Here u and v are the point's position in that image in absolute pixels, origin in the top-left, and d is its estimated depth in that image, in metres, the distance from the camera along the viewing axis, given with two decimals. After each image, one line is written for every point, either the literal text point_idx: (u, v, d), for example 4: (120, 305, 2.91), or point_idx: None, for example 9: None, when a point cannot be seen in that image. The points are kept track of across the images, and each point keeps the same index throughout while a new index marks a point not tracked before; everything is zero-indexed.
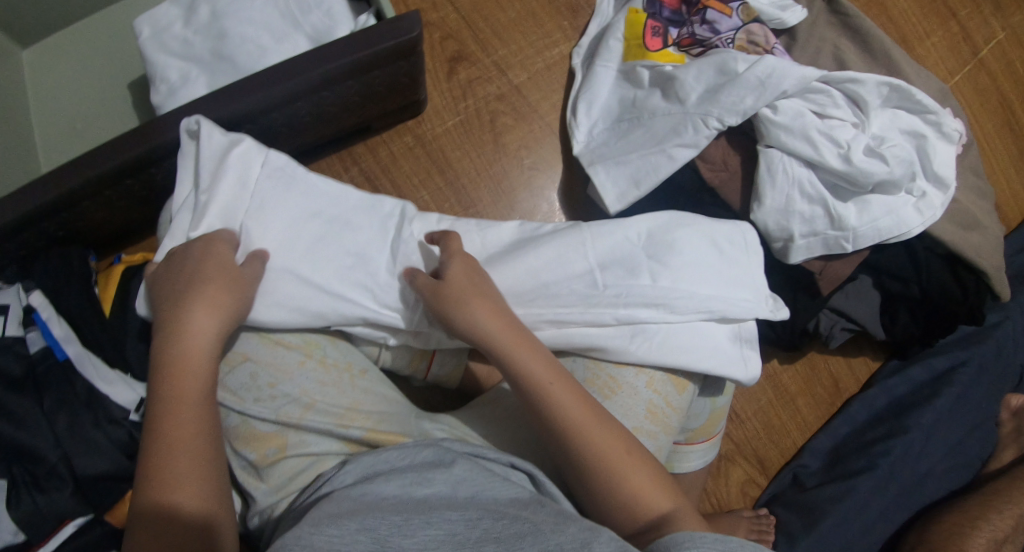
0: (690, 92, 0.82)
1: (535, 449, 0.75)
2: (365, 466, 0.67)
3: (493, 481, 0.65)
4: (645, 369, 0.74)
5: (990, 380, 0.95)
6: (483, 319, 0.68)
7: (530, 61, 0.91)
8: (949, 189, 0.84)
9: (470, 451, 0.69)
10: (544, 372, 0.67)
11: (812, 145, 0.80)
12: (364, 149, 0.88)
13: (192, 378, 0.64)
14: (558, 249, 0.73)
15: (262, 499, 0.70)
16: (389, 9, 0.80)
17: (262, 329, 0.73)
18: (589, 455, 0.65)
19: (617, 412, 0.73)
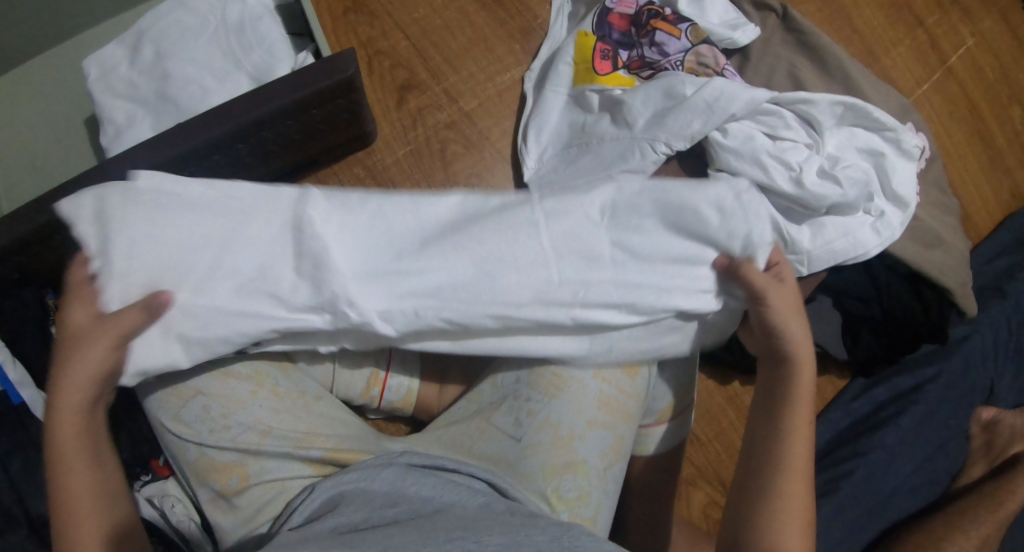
0: (638, 117, 0.81)
1: (493, 461, 0.76)
2: (334, 488, 0.70)
3: (448, 488, 0.70)
4: (599, 365, 0.77)
5: (957, 396, 0.94)
6: (800, 346, 0.72)
7: (481, 86, 0.90)
8: (908, 207, 0.84)
9: (428, 465, 0.72)
10: (800, 419, 0.71)
11: (763, 169, 0.79)
12: (315, 182, 0.88)
13: (70, 459, 0.64)
14: (505, 229, 0.68)
15: (232, 529, 0.72)
16: (327, 48, 0.81)
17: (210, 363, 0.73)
18: (767, 492, 0.69)
19: (568, 409, 0.76)
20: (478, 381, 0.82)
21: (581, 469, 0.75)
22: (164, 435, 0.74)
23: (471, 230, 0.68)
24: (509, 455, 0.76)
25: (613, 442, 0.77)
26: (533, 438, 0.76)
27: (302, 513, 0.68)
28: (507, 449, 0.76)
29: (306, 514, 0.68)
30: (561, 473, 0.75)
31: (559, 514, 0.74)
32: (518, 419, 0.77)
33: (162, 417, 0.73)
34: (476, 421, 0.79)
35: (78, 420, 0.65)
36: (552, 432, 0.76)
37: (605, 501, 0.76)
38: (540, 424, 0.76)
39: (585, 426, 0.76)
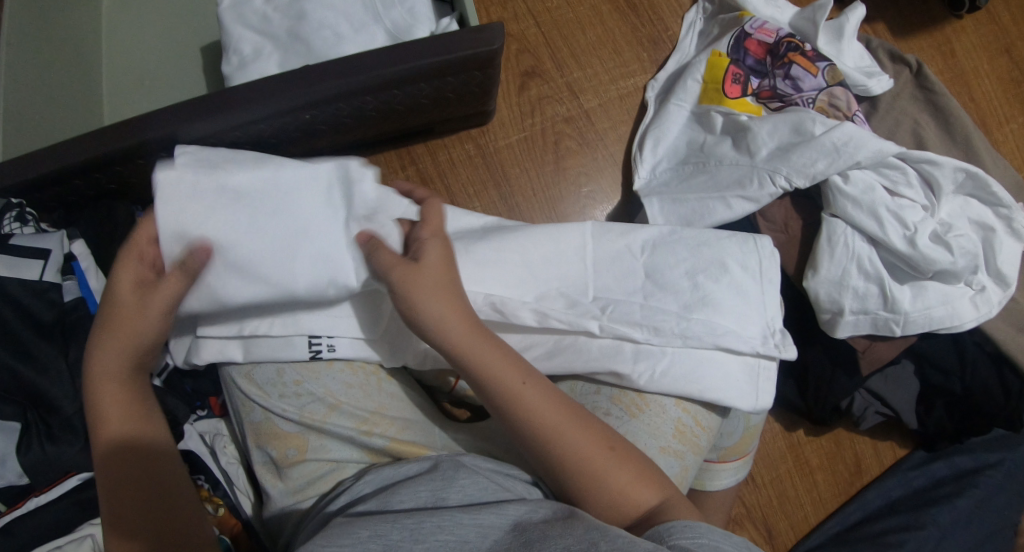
0: (762, 145, 0.80)
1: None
2: (401, 470, 0.67)
3: (505, 492, 0.65)
4: (684, 401, 0.71)
5: (1017, 488, 0.91)
6: (450, 321, 0.64)
7: (603, 87, 0.89)
8: (1010, 287, 0.81)
9: (492, 466, 0.68)
10: (487, 373, 0.64)
11: (878, 222, 0.78)
12: (424, 151, 0.87)
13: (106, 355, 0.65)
14: (555, 246, 0.73)
15: (278, 498, 0.71)
16: (475, 18, 0.81)
17: (281, 364, 0.72)
18: (565, 460, 0.64)
19: (645, 430, 0.70)
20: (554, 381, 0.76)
21: None
22: (231, 390, 0.73)
23: (523, 236, 0.73)
24: None
25: (679, 474, 0.71)
26: None
27: (355, 498, 0.66)
28: None
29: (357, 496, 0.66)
30: None
31: None
32: None
33: (234, 374, 0.72)
34: None
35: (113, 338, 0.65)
36: None
37: None
38: None
39: (658, 450, 0.70)
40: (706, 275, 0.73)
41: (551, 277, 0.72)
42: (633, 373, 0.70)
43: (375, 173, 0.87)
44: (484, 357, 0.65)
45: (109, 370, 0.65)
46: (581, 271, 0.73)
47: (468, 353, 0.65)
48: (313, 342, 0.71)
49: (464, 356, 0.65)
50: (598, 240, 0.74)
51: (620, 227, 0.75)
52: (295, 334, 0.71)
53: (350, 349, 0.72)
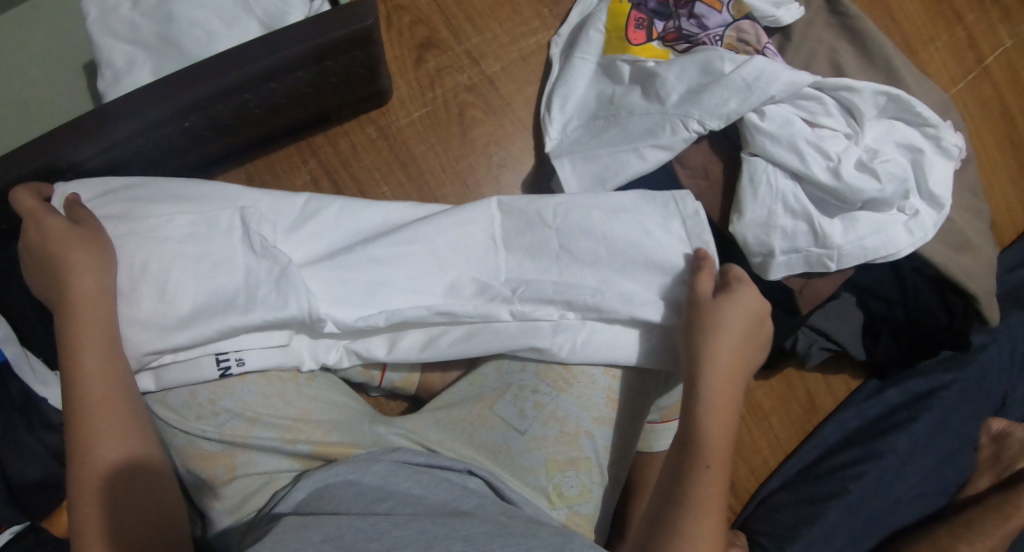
0: (671, 91, 0.76)
1: (493, 452, 0.68)
2: (319, 483, 0.63)
3: (444, 484, 0.63)
4: (612, 369, 0.70)
5: (972, 405, 0.91)
6: (716, 387, 0.63)
7: (504, 50, 0.85)
8: (943, 208, 0.79)
9: (424, 459, 0.66)
10: (709, 430, 0.63)
11: (800, 156, 0.75)
12: (323, 140, 0.83)
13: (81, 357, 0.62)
14: (458, 224, 0.70)
15: (216, 519, 0.67)
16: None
17: (193, 387, 0.68)
18: (694, 520, 0.60)
19: (575, 403, 0.69)
20: (480, 362, 0.74)
21: (586, 465, 0.68)
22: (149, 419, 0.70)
23: (426, 223, 0.70)
24: (511, 448, 0.68)
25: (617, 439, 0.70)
26: (539, 431, 0.68)
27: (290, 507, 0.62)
28: (509, 442, 0.69)
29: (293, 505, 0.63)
30: (564, 469, 0.68)
31: (558, 511, 0.67)
32: (523, 410, 0.69)
33: (148, 400, 0.69)
34: (477, 405, 0.71)
35: (93, 340, 0.63)
36: (558, 426, 0.69)
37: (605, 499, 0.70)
38: (546, 417, 0.69)
39: (592, 422, 0.69)
40: (619, 234, 0.70)
41: (457, 258, 0.70)
42: (552, 345, 0.69)
43: (275, 169, 0.83)
44: (710, 411, 0.63)
45: (88, 384, 0.62)
46: (489, 247, 0.71)
47: (705, 405, 0.63)
48: (220, 359, 0.68)
49: (699, 406, 0.63)
50: (502, 214, 0.72)
51: (528, 198, 0.72)
52: (202, 355, 0.67)
53: (260, 359, 0.69)
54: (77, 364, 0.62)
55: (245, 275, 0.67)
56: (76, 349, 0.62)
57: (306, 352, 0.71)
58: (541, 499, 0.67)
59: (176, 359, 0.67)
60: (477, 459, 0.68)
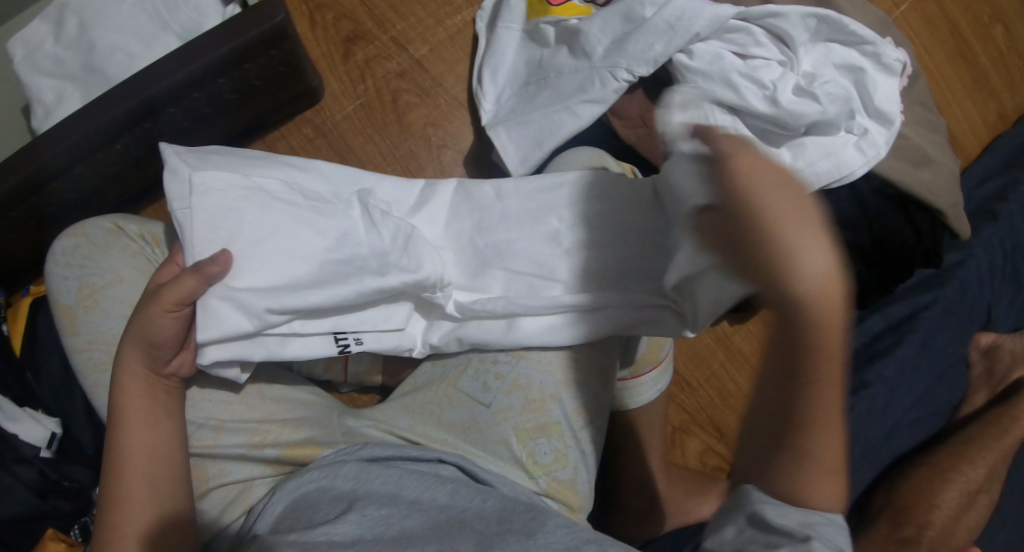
0: (596, 44, 0.75)
1: (462, 430, 0.67)
2: (291, 495, 0.61)
3: (415, 476, 0.61)
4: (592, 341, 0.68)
5: (956, 323, 0.89)
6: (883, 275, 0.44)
7: (431, 32, 0.85)
8: (893, 124, 0.78)
9: (395, 455, 0.64)
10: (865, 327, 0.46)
11: (735, 90, 0.74)
12: (263, 147, 0.83)
13: (131, 432, 0.60)
14: (593, 200, 0.68)
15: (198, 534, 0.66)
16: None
17: None
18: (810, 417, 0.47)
19: (536, 367, 0.67)
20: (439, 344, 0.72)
21: (556, 430, 0.66)
22: None
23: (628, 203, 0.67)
24: (479, 423, 0.67)
25: (588, 400, 0.68)
26: (504, 401, 0.67)
27: (265, 524, 0.59)
28: (478, 417, 0.67)
29: (272, 521, 0.59)
30: (535, 436, 0.66)
31: (536, 479, 0.66)
32: (486, 383, 0.68)
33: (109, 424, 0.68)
34: (442, 384, 0.69)
35: (140, 415, 0.61)
36: (523, 394, 0.67)
37: (585, 462, 0.68)
38: (510, 387, 0.67)
39: (556, 385, 0.67)
40: None
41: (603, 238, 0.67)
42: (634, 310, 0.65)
43: None
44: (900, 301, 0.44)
45: (133, 465, 0.60)
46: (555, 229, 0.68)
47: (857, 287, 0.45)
48: (339, 338, 0.64)
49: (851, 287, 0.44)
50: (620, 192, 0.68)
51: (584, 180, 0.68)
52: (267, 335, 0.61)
53: (377, 343, 0.65)
54: (124, 445, 0.60)
55: (318, 263, 0.62)
56: (122, 422, 0.61)
57: (370, 336, 0.65)
58: (515, 470, 0.66)
59: (302, 330, 0.63)
60: (448, 440, 0.67)
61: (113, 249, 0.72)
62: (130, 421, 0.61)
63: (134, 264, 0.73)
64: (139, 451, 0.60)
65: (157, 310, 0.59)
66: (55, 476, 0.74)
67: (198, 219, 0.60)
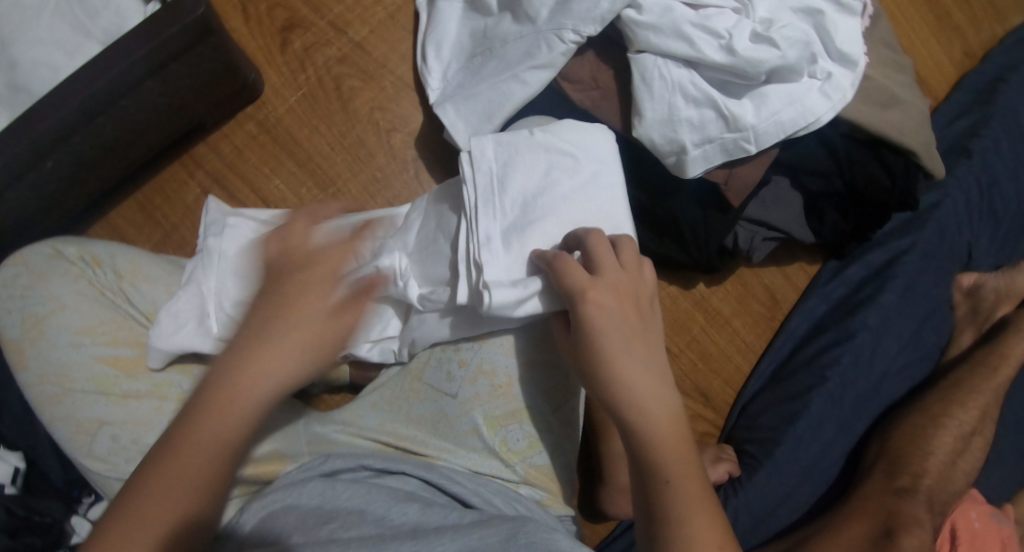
0: (540, 7, 0.71)
1: (432, 424, 0.66)
2: (261, 511, 0.58)
3: (382, 491, 0.59)
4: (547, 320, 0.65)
5: (937, 265, 0.87)
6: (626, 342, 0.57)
7: (369, 12, 0.81)
8: (857, 66, 0.75)
9: (354, 465, 0.62)
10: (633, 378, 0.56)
11: (688, 42, 0.71)
12: (206, 148, 0.80)
13: (277, 331, 0.58)
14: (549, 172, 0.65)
15: None
16: None
17: (106, 387, 0.68)
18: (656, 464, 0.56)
19: (500, 352, 0.66)
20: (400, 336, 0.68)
21: (527, 415, 0.66)
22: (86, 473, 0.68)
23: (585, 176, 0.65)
24: (448, 415, 0.65)
25: (558, 381, 0.66)
26: (469, 391, 0.65)
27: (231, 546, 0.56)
28: (445, 409, 0.66)
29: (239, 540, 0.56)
30: (506, 423, 0.65)
31: (513, 467, 0.66)
32: (450, 372, 0.66)
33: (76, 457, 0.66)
34: (407, 379, 0.67)
35: (289, 316, 0.58)
36: (488, 380, 0.65)
37: (559, 444, 0.67)
38: (474, 374, 0.65)
39: (521, 369, 0.66)
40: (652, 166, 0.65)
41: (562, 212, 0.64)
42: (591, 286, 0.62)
43: (166, 192, 0.80)
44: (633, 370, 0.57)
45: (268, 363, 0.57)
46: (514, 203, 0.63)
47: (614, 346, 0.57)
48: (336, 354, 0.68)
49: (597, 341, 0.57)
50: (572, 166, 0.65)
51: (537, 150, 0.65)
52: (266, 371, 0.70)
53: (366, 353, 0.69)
54: (265, 342, 0.57)
55: None
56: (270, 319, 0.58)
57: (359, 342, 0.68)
58: (487, 459, 0.65)
59: None
60: (419, 436, 0.66)
61: (53, 275, 0.68)
62: (283, 321, 0.58)
63: (78, 288, 0.69)
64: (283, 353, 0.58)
65: (286, 289, 0.59)
66: (24, 513, 0.70)
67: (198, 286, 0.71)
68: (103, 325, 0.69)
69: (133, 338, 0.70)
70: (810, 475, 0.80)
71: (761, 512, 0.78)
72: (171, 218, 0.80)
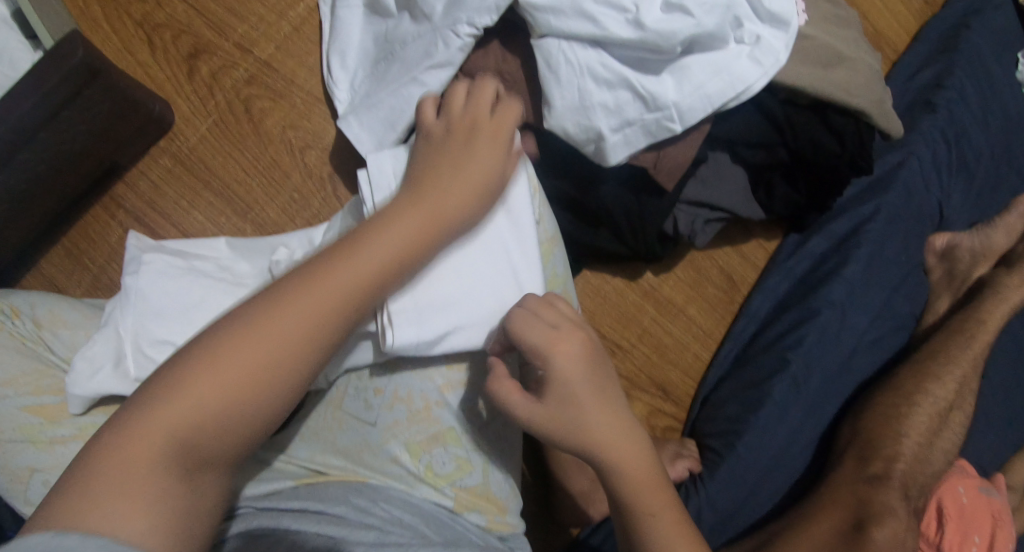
0: (435, 3, 0.68)
1: (356, 455, 0.61)
2: None
3: (326, 520, 0.56)
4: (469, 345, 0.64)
5: (904, 228, 0.80)
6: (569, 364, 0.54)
7: (275, 29, 0.78)
8: (789, 25, 0.71)
9: (271, 505, 0.57)
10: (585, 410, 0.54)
11: (593, 21, 0.66)
12: (123, 187, 0.78)
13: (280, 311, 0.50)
14: None
15: None
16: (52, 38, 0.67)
17: (35, 437, 0.65)
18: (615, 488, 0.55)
19: (415, 375, 0.61)
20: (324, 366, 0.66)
21: (452, 437, 0.61)
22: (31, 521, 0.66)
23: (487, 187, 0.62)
24: (370, 443, 0.61)
25: (482, 398, 0.62)
26: (389, 417, 0.60)
27: None
28: (367, 437, 0.61)
29: None
30: (429, 448, 0.61)
31: (444, 491, 0.61)
32: (367, 401, 0.61)
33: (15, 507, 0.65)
34: (328, 409, 0.62)
35: (302, 300, 0.50)
36: (406, 406, 0.61)
37: (492, 461, 0.63)
38: (392, 400, 0.60)
39: (440, 391, 0.61)
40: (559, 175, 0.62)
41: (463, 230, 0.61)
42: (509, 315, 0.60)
43: (90, 234, 0.78)
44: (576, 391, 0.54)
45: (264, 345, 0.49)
46: None
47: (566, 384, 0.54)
48: None
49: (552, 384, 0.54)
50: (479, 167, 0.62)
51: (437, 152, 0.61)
52: None
53: None
54: (267, 328, 0.49)
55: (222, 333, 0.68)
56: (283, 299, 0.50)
57: None
58: (416, 485, 0.61)
59: None
60: (346, 467, 0.61)
61: None
62: (299, 306, 0.50)
63: (1, 342, 0.66)
64: (285, 341, 0.49)
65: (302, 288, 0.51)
66: None
67: (105, 330, 0.67)
68: (25, 376, 0.66)
69: (57, 386, 0.67)
70: (779, 464, 0.75)
71: (728, 508, 0.73)
72: (98, 261, 0.78)
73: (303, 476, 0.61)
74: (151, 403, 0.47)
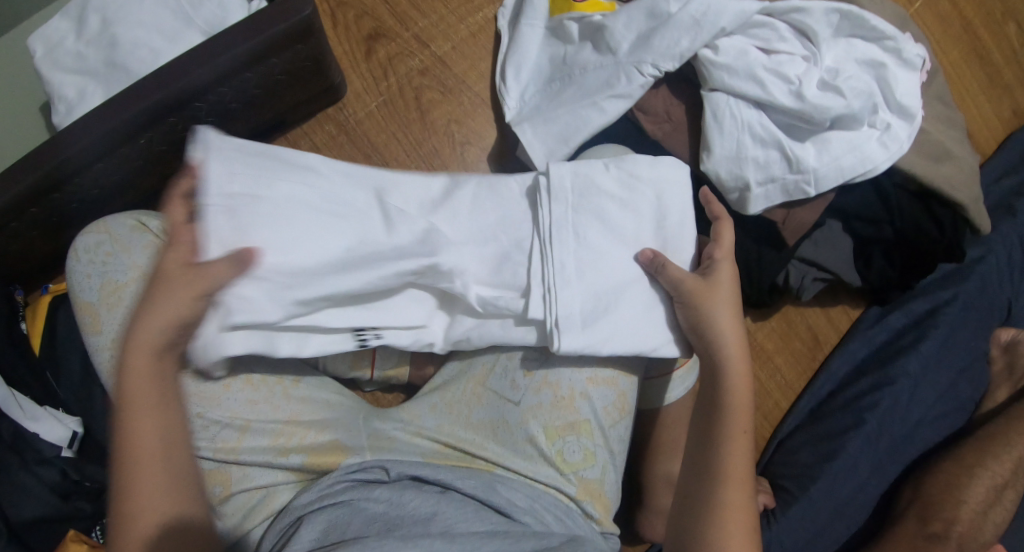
0: (621, 40, 0.75)
1: (490, 429, 0.69)
2: (317, 493, 0.63)
3: (454, 503, 0.62)
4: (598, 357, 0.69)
5: (977, 318, 0.89)
6: (725, 340, 0.64)
7: (453, 29, 0.85)
8: (913, 119, 0.77)
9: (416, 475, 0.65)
10: (735, 401, 0.64)
11: (759, 84, 0.74)
12: (284, 144, 0.83)
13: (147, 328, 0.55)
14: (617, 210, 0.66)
15: None
16: None
17: None
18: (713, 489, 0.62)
19: (567, 366, 0.68)
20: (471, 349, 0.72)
21: (586, 429, 0.68)
22: None
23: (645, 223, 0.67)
24: (507, 421, 0.69)
25: (618, 397, 0.68)
26: (533, 399, 0.68)
27: (293, 517, 0.63)
28: (506, 414, 0.69)
29: (297, 512, 0.63)
30: (564, 435, 0.67)
31: (566, 477, 0.68)
32: (515, 381, 0.69)
33: None
34: (470, 383, 0.70)
35: (152, 326, 0.55)
36: (552, 391, 0.68)
37: (612, 460, 0.69)
38: (539, 385, 0.68)
39: (586, 384, 0.68)
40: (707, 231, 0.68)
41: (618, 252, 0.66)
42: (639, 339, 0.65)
43: None
44: (728, 380, 0.64)
45: (143, 378, 0.56)
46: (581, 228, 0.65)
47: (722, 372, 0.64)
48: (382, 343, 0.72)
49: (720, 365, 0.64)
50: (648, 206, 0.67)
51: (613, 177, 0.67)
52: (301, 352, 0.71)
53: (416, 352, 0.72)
54: (132, 374, 0.56)
55: None
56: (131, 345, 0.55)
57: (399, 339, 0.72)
58: (543, 467, 0.68)
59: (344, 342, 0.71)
60: (477, 440, 0.69)
61: (134, 247, 0.70)
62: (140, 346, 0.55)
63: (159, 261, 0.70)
64: (150, 358, 0.56)
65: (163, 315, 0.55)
66: (78, 476, 0.72)
67: None
68: None
69: None
70: (844, 511, 0.83)
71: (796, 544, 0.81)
72: None
73: (428, 452, 0.69)
74: (125, 455, 0.55)
